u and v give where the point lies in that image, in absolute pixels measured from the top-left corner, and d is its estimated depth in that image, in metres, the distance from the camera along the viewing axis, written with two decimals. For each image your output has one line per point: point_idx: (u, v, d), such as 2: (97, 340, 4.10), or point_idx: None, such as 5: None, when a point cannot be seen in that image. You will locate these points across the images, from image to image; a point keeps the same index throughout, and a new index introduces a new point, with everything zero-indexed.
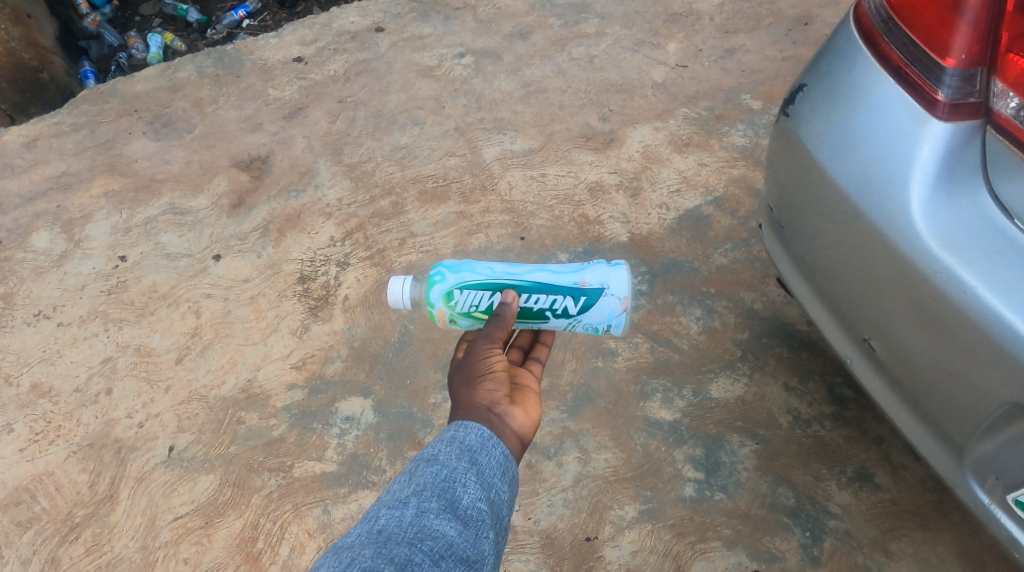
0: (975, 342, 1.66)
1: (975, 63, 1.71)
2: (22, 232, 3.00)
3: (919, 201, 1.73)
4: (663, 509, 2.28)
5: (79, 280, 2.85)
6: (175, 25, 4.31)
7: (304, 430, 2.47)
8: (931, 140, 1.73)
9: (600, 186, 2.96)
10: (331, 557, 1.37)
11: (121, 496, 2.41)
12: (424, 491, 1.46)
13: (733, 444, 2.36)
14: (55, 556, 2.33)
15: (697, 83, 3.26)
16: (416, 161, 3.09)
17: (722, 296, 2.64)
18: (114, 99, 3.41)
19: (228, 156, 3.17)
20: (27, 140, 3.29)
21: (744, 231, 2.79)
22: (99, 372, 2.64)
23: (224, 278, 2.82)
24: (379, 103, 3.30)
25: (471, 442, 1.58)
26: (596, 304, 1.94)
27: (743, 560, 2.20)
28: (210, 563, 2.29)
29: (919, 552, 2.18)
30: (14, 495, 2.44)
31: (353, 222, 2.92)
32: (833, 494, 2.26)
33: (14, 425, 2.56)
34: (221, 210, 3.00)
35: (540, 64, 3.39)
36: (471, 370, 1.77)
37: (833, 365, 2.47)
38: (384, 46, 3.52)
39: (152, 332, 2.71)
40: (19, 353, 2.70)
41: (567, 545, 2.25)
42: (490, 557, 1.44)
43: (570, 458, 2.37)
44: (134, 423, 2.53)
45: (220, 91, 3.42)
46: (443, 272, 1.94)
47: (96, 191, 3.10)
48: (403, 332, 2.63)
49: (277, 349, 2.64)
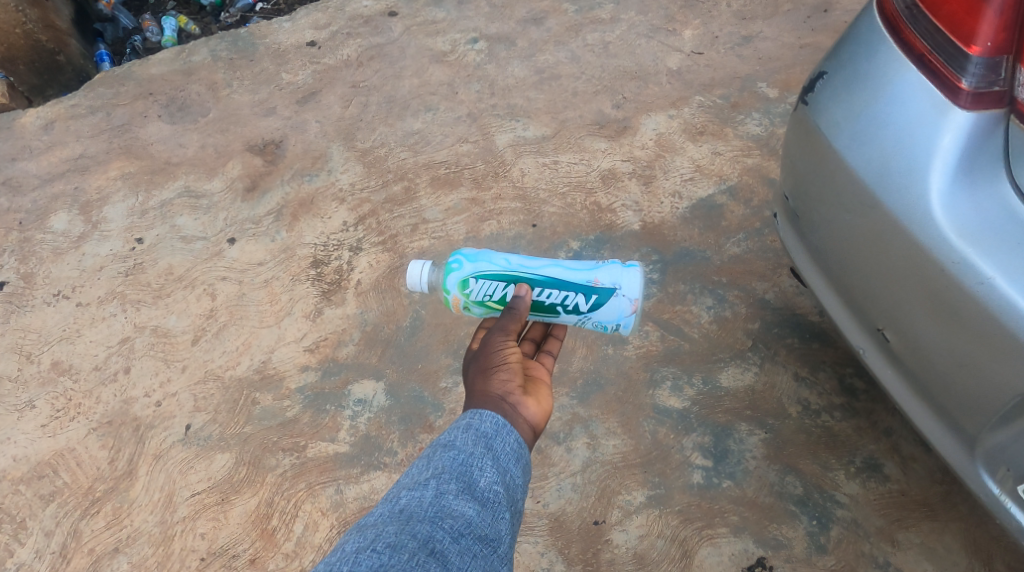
0: (989, 330, 1.68)
1: (1001, 51, 1.71)
2: (42, 214, 3.03)
3: (938, 191, 1.74)
4: (671, 494, 2.31)
5: (97, 262, 2.88)
6: (190, 8, 4.30)
7: (318, 411, 2.50)
8: (953, 129, 1.74)
9: (612, 173, 2.97)
10: (354, 534, 1.40)
11: (140, 472, 2.45)
12: (442, 474, 1.49)
13: (742, 433, 2.38)
14: (76, 529, 2.37)
15: (713, 71, 3.26)
16: (428, 147, 3.11)
17: (733, 286, 2.65)
18: (129, 82, 3.44)
19: (242, 139, 3.19)
20: (44, 123, 3.31)
21: (757, 221, 2.80)
22: (117, 352, 2.67)
23: (239, 261, 2.85)
24: (392, 88, 3.32)
25: (487, 429, 1.60)
26: (607, 303, 1.96)
27: (749, 547, 2.22)
28: (225, 539, 2.32)
29: (926, 542, 2.20)
30: (36, 469, 2.48)
31: (365, 208, 2.95)
32: (841, 484, 2.29)
33: (36, 401, 2.60)
34: (236, 194, 3.03)
35: (553, 50, 3.40)
36: (486, 361, 1.81)
37: (844, 356, 2.49)
38: (397, 30, 3.53)
39: (168, 314, 2.74)
40: (39, 332, 2.74)
41: (575, 528, 2.28)
42: (507, 537, 1.47)
43: (579, 443, 2.40)
44: (151, 402, 2.57)
45: (234, 74, 3.44)
46: (461, 259, 1.97)
47: (113, 173, 3.13)
48: (415, 317, 2.66)
49: (291, 332, 2.67)
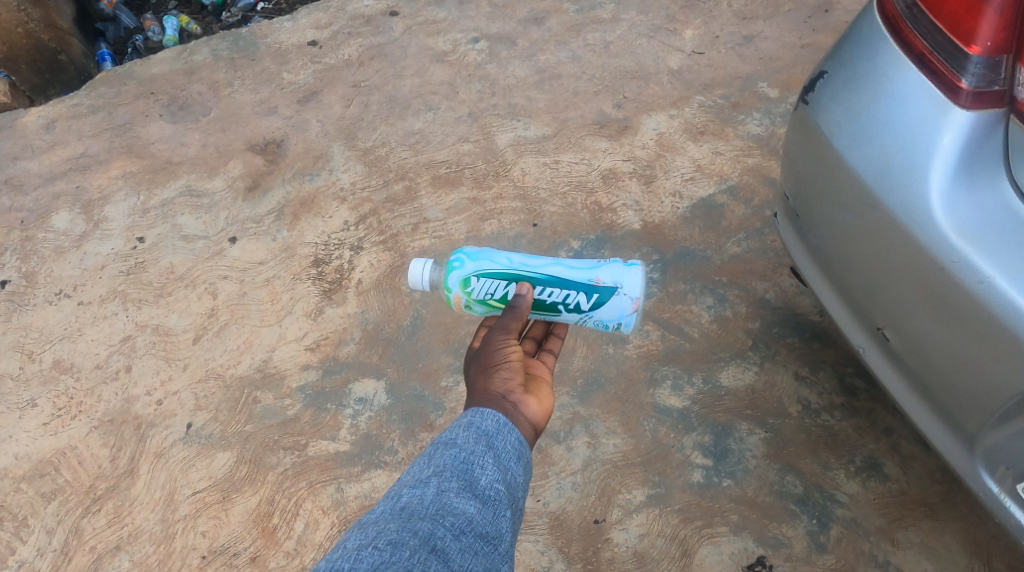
0: (988, 329, 1.68)
1: (1001, 50, 1.71)
2: (43, 212, 3.04)
3: (937, 190, 1.74)
4: (671, 493, 2.31)
5: (98, 261, 2.89)
6: (191, 8, 4.30)
7: (319, 410, 2.51)
8: (952, 128, 1.74)
9: (613, 173, 2.98)
10: (356, 531, 1.41)
11: (141, 470, 2.45)
12: (443, 472, 1.49)
13: (742, 432, 2.39)
14: (78, 527, 2.38)
15: (713, 71, 3.26)
16: (430, 146, 3.12)
17: (734, 285, 2.66)
18: (131, 81, 3.44)
19: (243, 139, 3.20)
20: (46, 122, 3.32)
21: (758, 221, 2.80)
22: (119, 350, 2.68)
23: (240, 260, 2.85)
24: (393, 88, 3.32)
25: (488, 427, 1.60)
26: (607, 302, 1.96)
27: (749, 546, 2.23)
28: (226, 537, 2.33)
29: (926, 541, 2.20)
30: (38, 467, 2.48)
31: (366, 207, 2.95)
32: (841, 483, 2.29)
33: (38, 400, 2.61)
34: (237, 193, 3.03)
35: (554, 49, 3.40)
36: (487, 359, 1.81)
37: (845, 356, 2.49)
38: (398, 30, 3.54)
39: (170, 313, 2.74)
40: (41, 331, 2.74)
41: (575, 527, 2.28)
42: (508, 535, 1.47)
43: (580, 442, 2.40)
44: (152, 400, 2.57)
45: (235, 74, 3.44)
46: (463, 258, 1.98)
47: (114, 172, 3.14)
48: (416, 316, 2.66)
49: (292, 331, 2.67)
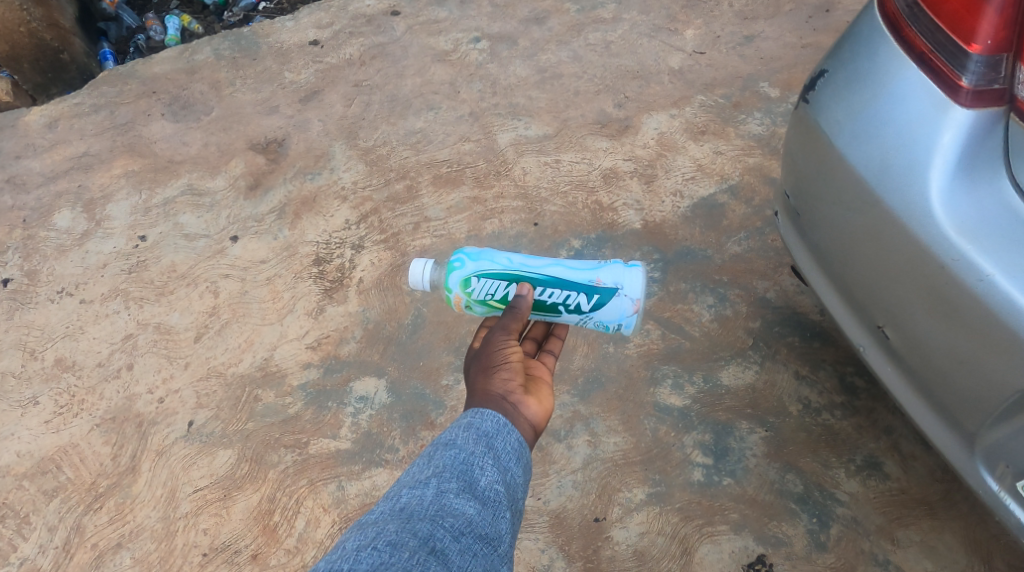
0: (988, 326, 1.69)
1: (1001, 49, 1.72)
2: (45, 211, 3.05)
3: (937, 188, 1.75)
4: (671, 492, 2.31)
5: (100, 259, 2.90)
6: (193, 7, 4.31)
7: (320, 408, 2.51)
8: (952, 127, 1.74)
9: (614, 173, 2.98)
10: (355, 532, 1.41)
11: (143, 468, 2.46)
12: (443, 473, 1.50)
13: (742, 431, 2.39)
14: (79, 524, 2.38)
15: (714, 70, 3.27)
16: (431, 146, 3.12)
17: (734, 284, 2.66)
18: (133, 80, 3.45)
19: (244, 138, 3.21)
20: (49, 121, 3.33)
21: (758, 221, 2.80)
22: (120, 348, 2.68)
23: (241, 259, 2.86)
24: (394, 87, 3.33)
25: (488, 428, 1.61)
26: (608, 303, 1.97)
27: (749, 544, 2.23)
28: (227, 535, 2.33)
29: (925, 540, 2.21)
30: (40, 465, 2.49)
31: (367, 206, 2.96)
32: (841, 482, 2.29)
33: (40, 398, 2.61)
34: (238, 192, 3.04)
35: (556, 49, 3.41)
36: (487, 360, 1.82)
37: (845, 355, 2.49)
38: (399, 29, 3.54)
39: (171, 311, 2.75)
40: (43, 329, 2.75)
41: (576, 525, 2.29)
42: (507, 535, 1.48)
43: (580, 441, 2.41)
44: (154, 398, 2.58)
45: (237, 74, 3.45)
46: (463, 259, 1.98)
47: (116, 171, 3.15)
48: (417, 315, 2.67)
49: (293, 329, 2.68)
